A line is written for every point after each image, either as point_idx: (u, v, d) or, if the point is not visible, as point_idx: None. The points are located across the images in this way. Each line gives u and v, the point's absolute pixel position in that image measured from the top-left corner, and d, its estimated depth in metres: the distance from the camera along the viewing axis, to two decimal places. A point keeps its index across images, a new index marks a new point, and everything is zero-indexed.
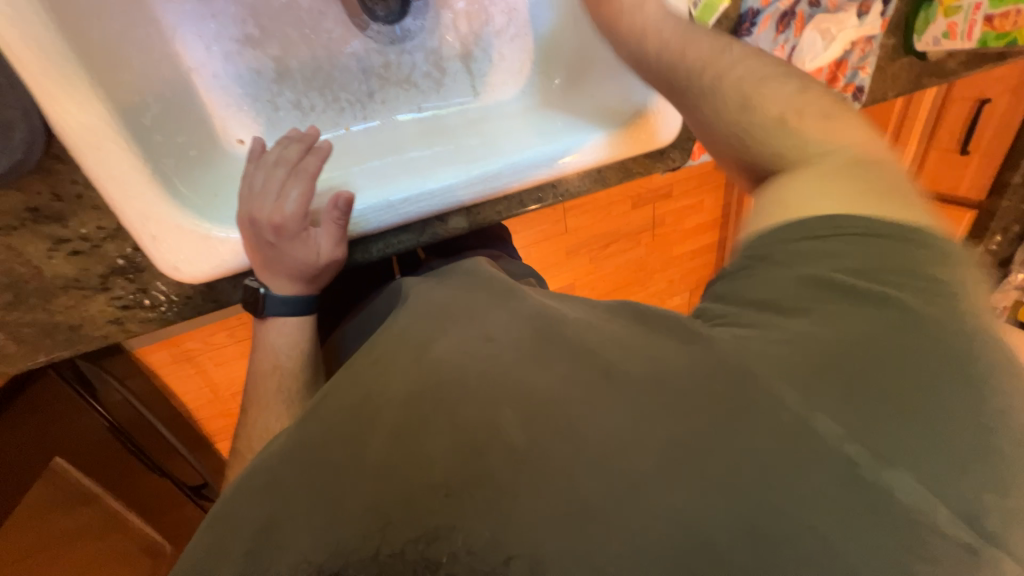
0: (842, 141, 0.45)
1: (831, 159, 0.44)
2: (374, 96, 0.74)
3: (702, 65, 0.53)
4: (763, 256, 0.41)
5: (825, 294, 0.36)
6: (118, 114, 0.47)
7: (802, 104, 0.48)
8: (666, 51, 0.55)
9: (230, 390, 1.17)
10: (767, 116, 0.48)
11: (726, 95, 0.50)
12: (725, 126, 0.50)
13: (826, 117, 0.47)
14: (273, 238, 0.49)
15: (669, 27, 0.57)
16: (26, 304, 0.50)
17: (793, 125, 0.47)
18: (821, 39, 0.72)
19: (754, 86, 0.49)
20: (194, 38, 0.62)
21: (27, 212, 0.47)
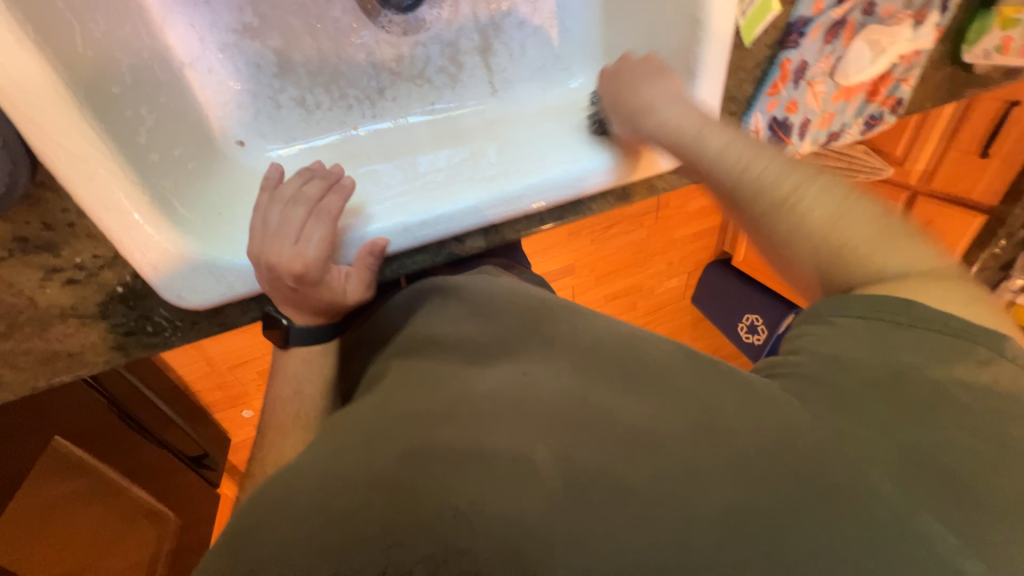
0: (915, 265, 0.39)
1: (921, 285, 0.37)
2: (384, 93, 0.68)
3: (763, 171, 0.44)
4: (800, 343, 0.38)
5: (853, 367, 0.34)
6: (108, 135, 0.42)
7: (863, 224, 0.40)
8: (723, 143, 0.47)
9: (226, 362, 1.18)
10: (841, 241, 0.40)
11: (783, 211, 0.42)
12: (792, 252, 0.42)
13: (895, 237, 0.40)
14: (294, 284, 0.47)
15: (700, 118, 0.50)
16: (21, 333, 0.47)
17: (860, 247, 0.40)
18: (870, 50, 0.67)
19: (819, 206, 0.41)
20: (187, 27, 0.56)
21: (15, 241, 0.43)
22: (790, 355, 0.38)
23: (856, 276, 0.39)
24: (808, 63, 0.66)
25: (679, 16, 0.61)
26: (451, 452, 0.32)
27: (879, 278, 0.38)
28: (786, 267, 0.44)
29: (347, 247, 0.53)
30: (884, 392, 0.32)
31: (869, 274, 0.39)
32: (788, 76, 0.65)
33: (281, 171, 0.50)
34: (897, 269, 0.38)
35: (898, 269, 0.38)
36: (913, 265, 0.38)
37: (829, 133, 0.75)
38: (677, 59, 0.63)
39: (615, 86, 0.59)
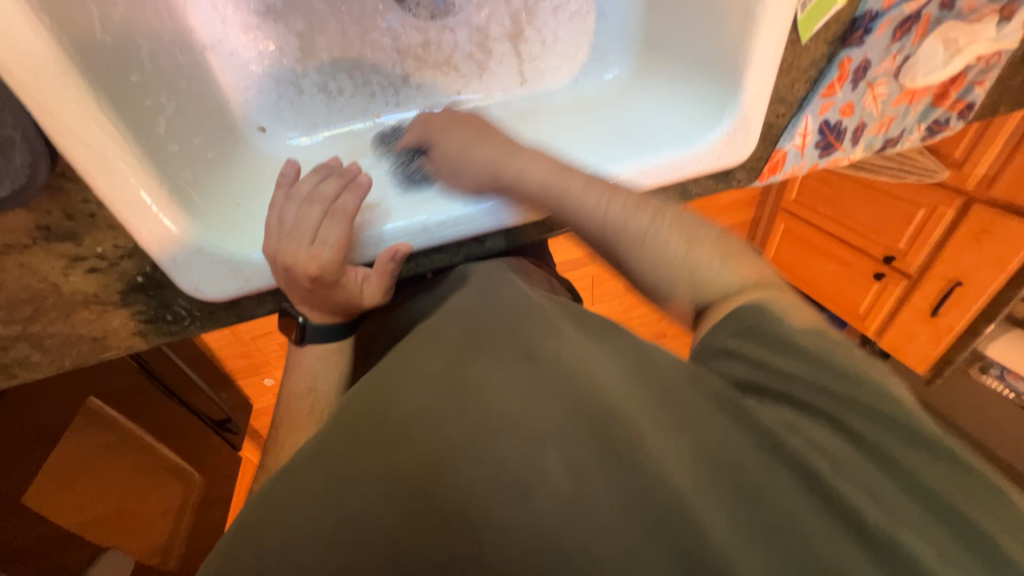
0: (744, 274, 0.42)
1: (745, 289, 0.40)
2: (408, 80, 0.65)
3: (614, 212, 0.45)
4: (734, 349, 0.37)
5: (867, 416, 0.29)
6: (125, 126, 0.42)
7: (699, 245, 0.44)
8: (582, 189, 0.47)
9: (250, 332, 1.22)
10: (689, 262, 0.43)
11: (671, 265, 0.43)
12: (671, 288, 0.44)
13: (701, 245, 0.44)
14: (309, 285, 0.47)
15: (554, 168, 0.50)
16: (46, 318, 0.48)
17: (697, 273, 0.43)
18: (944, 50, 0.60)
19: (657, 238, 0.44)
20: (208, 6, 0.54)
21: (38, 230, 0.43)
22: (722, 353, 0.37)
23: (711, 295, 0.42)
24: (871, 63, 0.60)
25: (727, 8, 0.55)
26: None
27: (724, 293, 0.41)
28: (665, 305, 0.45)
29: (365, 246, 0.52)
30: (917, 456, 0.27)
31: (715, 294, 0.41)
32: (846, 77, 0.60)
33: (297, 167, 0.50)
34: (726, 280, 0.42)
35: (731, 280, 0.42)
36: (742, 274, 0.42)
37: (887, 138, 0.69)
38: (723, 55, 0.58)
39: (448, 138, 0.57)
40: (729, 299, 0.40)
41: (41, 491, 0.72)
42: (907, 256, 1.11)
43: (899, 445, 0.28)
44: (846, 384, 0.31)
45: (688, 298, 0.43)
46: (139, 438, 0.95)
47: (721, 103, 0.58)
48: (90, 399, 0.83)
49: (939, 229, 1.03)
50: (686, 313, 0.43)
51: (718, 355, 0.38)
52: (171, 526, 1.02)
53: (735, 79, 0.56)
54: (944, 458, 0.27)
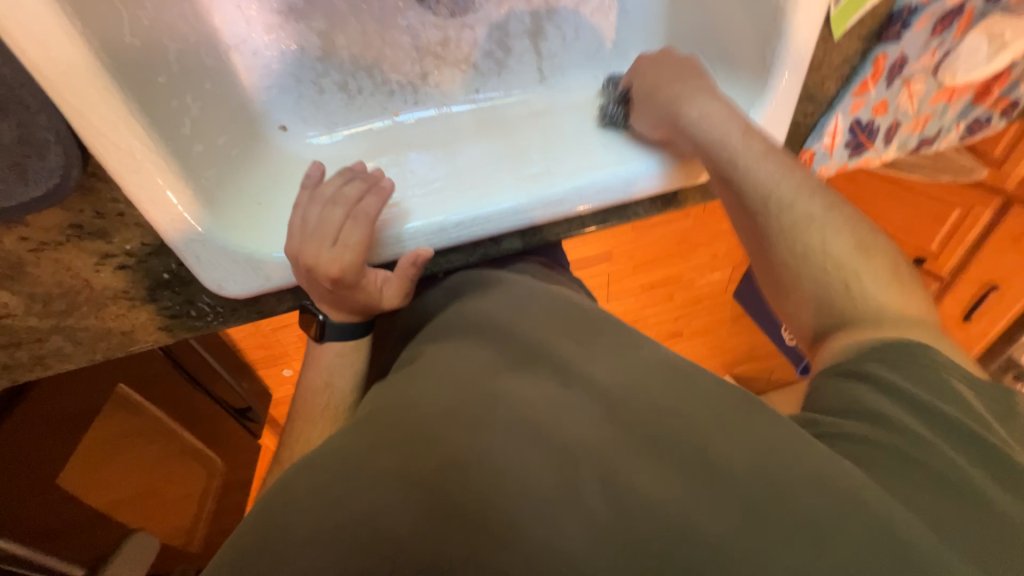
0: (905, 302, 0.38)
1: (900, 321, 0.36)
2: (427, 78, 0.65)
3: (784, 186, 0.42)
4: (872, 375, 0.34)
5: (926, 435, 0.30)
6: (154, 128, 0.43)
7: (870, 256, 0.39)
8: (761, 158, 0.44)
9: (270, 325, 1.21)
10: (834, 261, 0.39)
11: (820, 262, 0.40)
12: (801, 284, 0.40)
13: (870, 256, 0.39)
14: (330, 286, 0.47)
15: (741, 124, 0.46)
16: (79, 312, 0.49)
17: (845, 272, 0.39)
18: (987, 44, 0.56)
19: (824, 229, 0.40)
20: (232, 7, 0.55)
21: (71, 228, 0.44)
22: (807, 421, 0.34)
23: (850, 308, 0.38)
24: (907, 59, 0.57)
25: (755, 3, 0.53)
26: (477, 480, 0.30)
27: (871, 310, 0.37)
28: (789, 303, 0.42)
29: (384, 247, 0.52)
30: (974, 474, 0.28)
31: (847, 320, 0.38)
32: (880, 74, 0.57)
33: (322, 168, 0.50)
34: (878, 298, 0.38)
35: (880, 302, 0.37)
36: (903, 301, 0.37)
37: (923, 138, 0.66)
38: (750, 51, 0.56)
39: (646, 78, 0.56)
40: (863, 330, 0.37)
41: (74, 471, 0.75)
42: (937, 259, 1.07)
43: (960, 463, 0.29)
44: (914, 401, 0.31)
45: (812, 310, 0.40)
46: (166, 421, 0.99)
47: (747, 100, 0.56)
48: (120, 385, 0.86)
49: (975, 230, 0.99)
50: (811, 309, 0.40)
51: (847, 377, 0.35)
52: (194, 511, 1.07)
53: (763, 76, 0.54)
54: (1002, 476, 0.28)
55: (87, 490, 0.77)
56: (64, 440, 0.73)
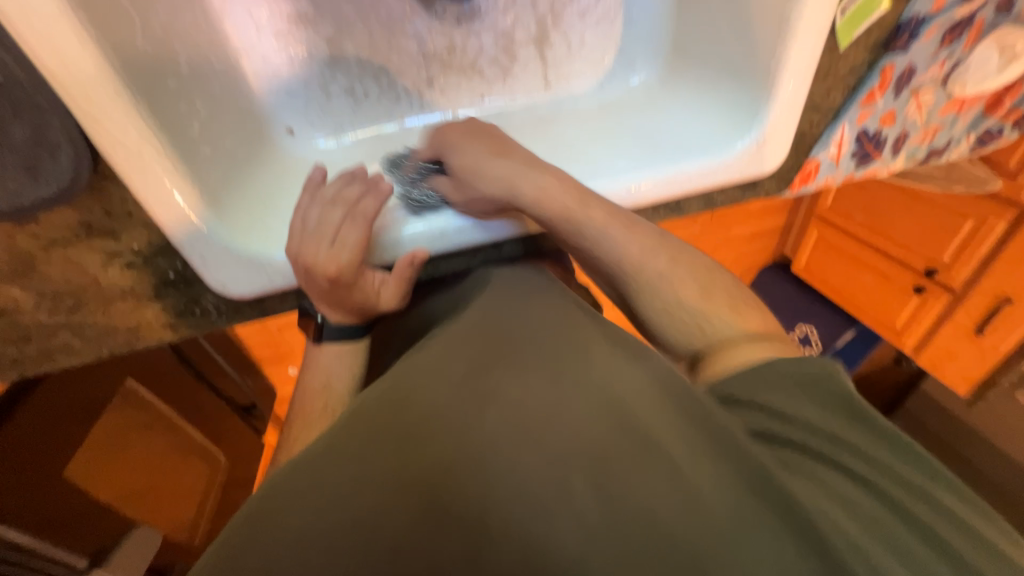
0: (745, 326, 0.43)
1: (738, 343, 0.41)
2: (433, 84, 0.65)
3: (634, 250, 0.46)
4: (746, 399, 0.36)
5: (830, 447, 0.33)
6: (162, 131, 0.44)
7: (711, 295, 0.45)
8: (604, 223, 0.47)
9: (276, 322, 1.25)
10: (697, 318, 0.44)
11: (667, 308, 0.45)
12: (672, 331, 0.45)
13: (710, 297, 0.45)
14: (328, 286, 0.48)
15: (576, 195, 0.48)
16: (87, 308, 0.51)
17: (695, 323, 0.44)
18: (999, 56, 0.54)
19: (668, 282, 0.45)
20: (242, 13, 0.56)
21: (81, 227, 0.45)
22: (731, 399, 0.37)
23: (704, 347, 0.43)
24: (916, 69, 0.57)
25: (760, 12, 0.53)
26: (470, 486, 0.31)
27: (711, 341, 0.43)
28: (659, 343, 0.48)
29: (383, 249, 0.53)
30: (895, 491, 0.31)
31: (715, 341, 0.43)
32: (888, 85, 0.57)
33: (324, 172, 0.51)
34: (725, 331, 0.43)
35: (729, 331, 0.43)
36: (745, 325, 0.43)
37: (931, 149, 0.66)
38: (755, 60, 0.56)
39: (464, 149, 0.52)
40: (733, 351, 0.41)
41: (80, 464, 0.76)
42: (950, 271, 1.05)
43: (860, 470, 0.32)
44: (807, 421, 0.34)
45: (682, 355, 0.45)
46: (172, 417, 1.00)
47: (750, 110, 0.56)
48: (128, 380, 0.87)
49: (988, 242, 0.97)
50: (677, 360, 0.47)
51: (727, 400, 0.37)
52: (198, 505, 1.07)
53: (768, 86, 0.54)
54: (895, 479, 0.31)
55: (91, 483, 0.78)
56: (71, 432, 0.74)
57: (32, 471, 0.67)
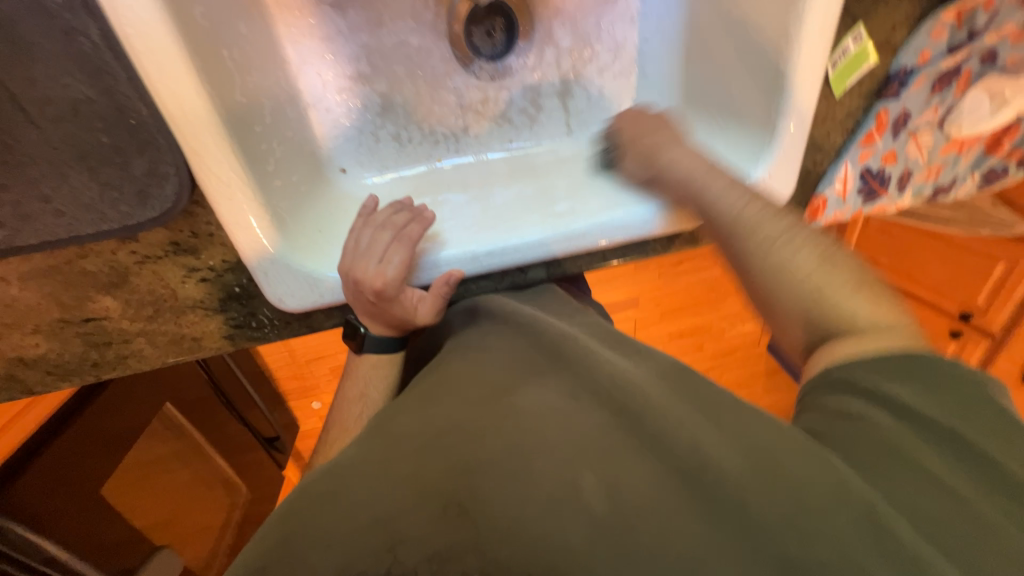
0: (878, 315, 0.37)
1: (890, 337, 0.36)
2: (468, 130, 0.74)
3: (748, 211, 0.43)
4: (848, 387, 0.36)
5: (914, 434, 0.32)
6: (249, 167, 0.52)
7: (834, 269, 0.39)
8: (724, 186, 0.45)
9: (305, 355, 1.31)
10: (812, 283, 0.39)
11: (801, 281, 0.39)
12: (790, 310, 0.40)
13: (861, 290, 0.38)
14: (373, 298, 0.54)
15: (705, 163, 0.49)
16: (161, 317, 0.57)
17: (823, 304, 0.39)
18: (989, 102, 0.59)
19: (793, 246, 0.41)
20: (314, 74, 0.66)
21: (170, 245, 0.53)
22: (819, 387, 0.37)
23: (837, 327, 0.38)
24: (910, 113, 0.62)
25: (761, 66, 0.60)
26: (495, 467, 0.34)
27: (862, 327, 0.37)
28: (773, 319, 0.42)
29: (423, 270, 0.59)
30: (955, 467, 0.31)
31: (834, 326, 0.38)
32: (885, 127, 0.62)
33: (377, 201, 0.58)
34: (863, 317, 0.38)
35: (869, 317, 0.37)
36: (877, 313, 0.37)
37: (937, 185, 0.69)
38: (760, 107, 0.62)
39: (627, 127, 0.59)
40: (865, 335, 0.37)
41: (114, 480, 0.79)
42: (988, 314, 1.09)
43: (934, 459, 0.31)
44: (903, 405, 0.33)
45: (803, 335, 0.40)
46: (199, 444, 1.03)
47: (755, 150, 0.62)
48: (167, 405, 0.92)
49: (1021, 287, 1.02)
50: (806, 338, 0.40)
51: (832, 388, 0.36)
52: (215, 540, 1.08)
53: (769, 129, 0.60)
54: (984, 476, 0.30)
55: (120, 502, 0.81)
56: (114, 453, 0.78)
57: (72, 489, 0.70)
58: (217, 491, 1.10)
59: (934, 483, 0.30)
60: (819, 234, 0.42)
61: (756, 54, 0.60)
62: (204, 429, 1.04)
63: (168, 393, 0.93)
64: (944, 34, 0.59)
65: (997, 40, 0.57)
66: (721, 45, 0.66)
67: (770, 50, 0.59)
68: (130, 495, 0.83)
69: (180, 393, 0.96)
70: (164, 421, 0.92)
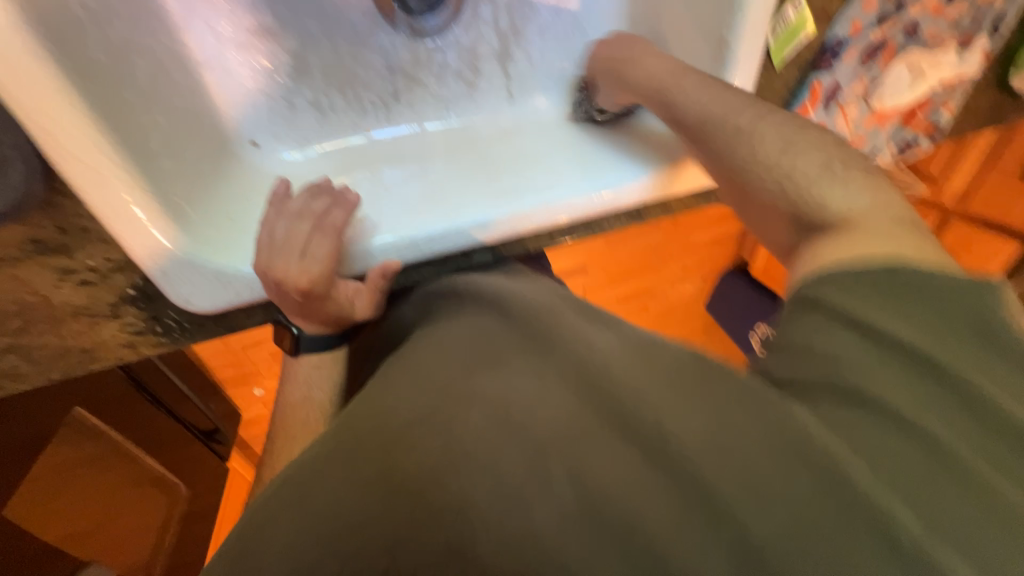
0: (877, 208, 0.42)
1: (871, 225, 0.41)
2: (399, 97, 0.67)
3: (708, 104, 0.51)
4: (823, 300, 0.37)
5: (875, 357, 0.33)
6: (125, 147, 0.44)
7: (799, 150, 0.46)
8: (697, 92, 0.52)
9: (241, 341, 1.21)
10: (789, 164, 0.45)
11: (766, 161, 0.46)
12: (763, 168, 0.46)
13: (854, 183, 0.44)
14: (298, 297, 0.49)
15: (675, 67, 0.56)
16: (35, 329, 0.48)
17: (797, 179, 0.45)
18: (908, 75, 0.64)
19: (761, 129, 0.47)
20: (204, 27, 0.55)
21: (32, 243, 0.45)
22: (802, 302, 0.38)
23: (832, 216, 0.43)
24: (841, 86, 0.63)
25: (699, 35, 0.59)
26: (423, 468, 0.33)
27: (848, 217, 0.42)
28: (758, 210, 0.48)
29: (355, 260, 0.53)
30: (928, 396, 0.31)
31: (838, 222, 0.42)
32: (819, 98, 0.63)
33: (287, 182, 0.52)
34: (858, 204, 0.43)
35: (846, 207, 0.43)
36: (877, 200, 0.43)
37: None
38: (700, 77, 0.60)
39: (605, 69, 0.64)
40: (850, 234, 0.40)
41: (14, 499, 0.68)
42: None
43: (902, 383, 0.31)
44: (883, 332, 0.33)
45: (792, 226, 0.45)
46: (128, 450, 0.93)
47: None
48: (76, 409, 0.79)
49: None
50: (789, 228, 0.45)
51: (807, 304, 0.38)
52: (151, 546, 1.00)
53: None
54: (975, 413, 0.30)
55: (25, 520, 0.70)
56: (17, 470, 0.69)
57: None
58: (155, 496, 1.01)
59: (905, 427, 0.30)
60: (789, 115, 0.49)
61: (697, 20, 0.58)
62: (132, 433, 0.93)
63: (78, 396, 0.80)
64: (874, 7, 0.60)
65: (918, 14, 0.61)
66: (662, 10, 0.63)
67: (707, 19, 0.57)
68: (38, 513, 0.72)
69: (93, 395, 0.83)
70: (76, 428, 0.80)
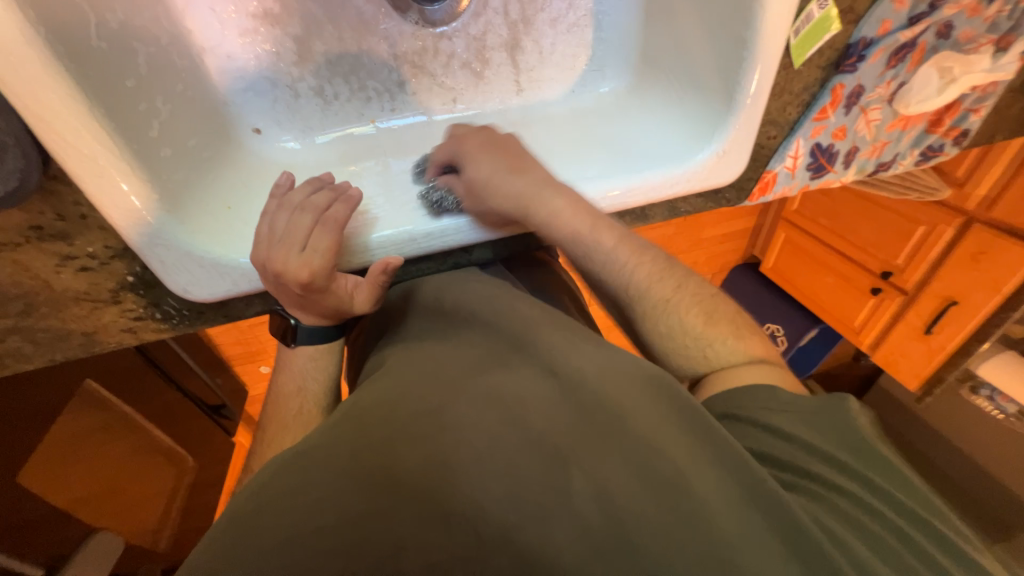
0: (751, 351, 0.49)
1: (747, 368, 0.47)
2: (404, 87, 0.65)
3: (640, 277, 0.52)
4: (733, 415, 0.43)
5: (802, 453, 0.38)
6: (120, 134, 0.43)
7: (708, 323, 0.50)
8: (611, 246, 0.52)
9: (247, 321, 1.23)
10: (692, 337, 0.50)
11: (688, 335, 0.50)
12: (672, 343, 0.51)
13: (712, 325, 0.50)
14: (298, 290, 0.48)
15: (588, 218, 0.52)
16: (37, 313, 0.49)
17: (709, 359, 0.49)
18: (938, 79, 0.60)
19: (674, 309, 0.51)
20: (207, 10, 0.54)
21: (31, 229, 0.44)
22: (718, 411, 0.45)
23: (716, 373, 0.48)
24: (864, 89, 0.60)
25: (715, 32, 0.56)
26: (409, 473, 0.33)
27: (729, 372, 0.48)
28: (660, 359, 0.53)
29: (354, 254, 0.53)
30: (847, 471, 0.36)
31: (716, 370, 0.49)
32: (840, 102, 0.60)
33: (292, 176, 0.50)
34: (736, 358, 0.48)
35: (736, 357, 0.48)
36: (746, 353, 0.49)
37: (880, 163, 0.69)
38: (715, 76, 0.58)
39: (477, 156, 0.55)
40: (720, 381, 0.47)
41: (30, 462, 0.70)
42: (907, 272, 1.23)
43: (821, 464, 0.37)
44: (803, 437, 0.38)
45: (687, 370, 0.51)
46: (136, 421, 0.95)
47: (710, 122, 0.58)
48: (86, 380, 0.82)
49: (936, 248, 1.15)
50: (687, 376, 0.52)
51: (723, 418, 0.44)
52: (157, 519, 1.01)
53: (723, 102, 0.57)
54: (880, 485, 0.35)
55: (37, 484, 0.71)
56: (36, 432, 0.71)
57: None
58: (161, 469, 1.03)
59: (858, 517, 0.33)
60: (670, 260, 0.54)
61: (714, 16, 0.56)
62: (139, 408, 0.95)
63: (85, 367, 0.82)
64: (906, 4, 0.56)
65: (953, 13, 0.57)
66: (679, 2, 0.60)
67: (723, 15, 0.55)
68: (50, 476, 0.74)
69: (101, 367, 0.85)
70: (86, 399, 0.82)
